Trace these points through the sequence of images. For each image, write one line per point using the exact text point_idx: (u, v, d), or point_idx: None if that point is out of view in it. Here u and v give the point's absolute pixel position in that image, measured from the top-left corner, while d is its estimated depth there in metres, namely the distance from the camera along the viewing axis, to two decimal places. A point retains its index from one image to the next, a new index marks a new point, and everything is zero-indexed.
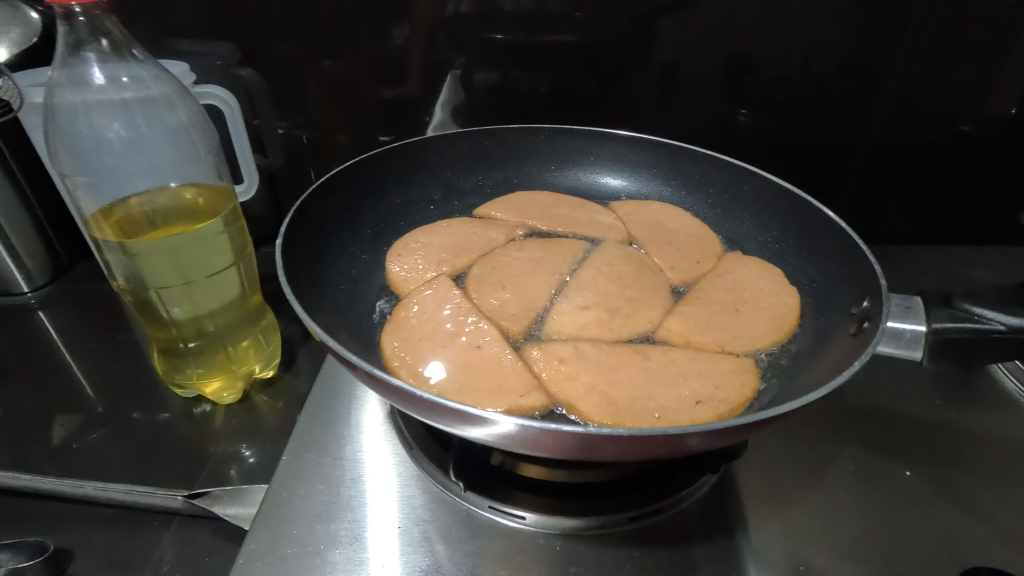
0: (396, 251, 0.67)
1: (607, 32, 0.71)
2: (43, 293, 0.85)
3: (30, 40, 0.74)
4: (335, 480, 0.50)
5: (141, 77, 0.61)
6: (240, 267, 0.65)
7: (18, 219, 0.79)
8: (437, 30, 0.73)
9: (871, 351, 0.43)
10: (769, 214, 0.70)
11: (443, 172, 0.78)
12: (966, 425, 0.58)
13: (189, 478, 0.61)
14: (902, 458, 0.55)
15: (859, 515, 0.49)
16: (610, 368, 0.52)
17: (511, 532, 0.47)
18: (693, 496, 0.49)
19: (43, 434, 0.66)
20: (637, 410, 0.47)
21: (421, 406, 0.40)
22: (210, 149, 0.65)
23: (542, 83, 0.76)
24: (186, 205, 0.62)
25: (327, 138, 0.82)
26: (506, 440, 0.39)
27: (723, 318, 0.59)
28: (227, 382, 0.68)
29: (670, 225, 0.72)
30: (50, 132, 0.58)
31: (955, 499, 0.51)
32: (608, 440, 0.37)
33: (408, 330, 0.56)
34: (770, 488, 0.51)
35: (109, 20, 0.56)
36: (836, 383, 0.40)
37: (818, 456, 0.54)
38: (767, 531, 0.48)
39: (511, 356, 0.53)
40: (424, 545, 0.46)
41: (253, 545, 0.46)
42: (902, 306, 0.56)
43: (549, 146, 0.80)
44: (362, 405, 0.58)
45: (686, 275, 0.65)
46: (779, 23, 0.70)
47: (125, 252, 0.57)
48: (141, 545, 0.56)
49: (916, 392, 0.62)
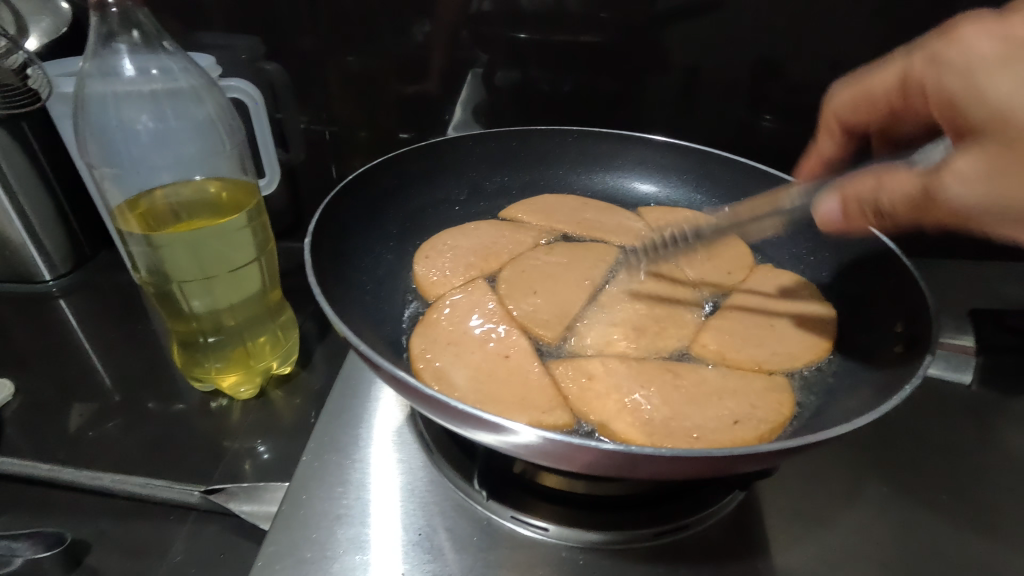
0: (424, 253, 0.66)
1: (633, 32, 0.70)
2: (65, 282, 0.86)
3: (59, 30, 0.74)
4: (354, 484, 0.50)
5: (170, 69, 0.60)
6: (262, 262, 0.65)
7: (42, 207, 0.79)
8: (460, 27, 0.72)
9: (921, 375, 0.42)
10: (803, 224, 0.69)
11: (468, 172, 0.77)
12: (999, 449, 0.57)
13: (204, 474, 0.60)
14: (936, 483, 0.53)
15: (890, 540, 0.48)
16: (641, 386, 0.51)
17: (534, 544, 0.46)
18: (720, 513, 0.48)
19: (59, 423, 0.66)
20: (672, 430, 0.46)
21: (450, 415, 0.39)
22: (236, 143, 0.64)
23: (566, 84, 0.75)
24: (210, 198, 0.61)
25: (348, 134, 0.81)
26: (533, 452, 0.38)
27: (760, 334, 0.57)
28: (245, 377, 0.67)
29: None
30: (79, 122, 0.58)
31: (990, 525, 0.50)
32: (648, 460, 0.35)
33: (437, 332, 0.55)
34: (798, 508, 0.50)
35: (141, 12, 0.55)
36: (885, 408, 0.39)
37: (848, 477, 0.53)
38: (794, 553, 0.46)
39: (539, 370, 0.52)
40: (444, 553, 0.45)
41: (271, 547, 0.45)
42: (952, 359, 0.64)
43: (577, 149, 0.80)
44: (381, 407, 0.57)
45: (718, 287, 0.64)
46: (812, 27, 0.68)
47: (149, 244, 0.57)
48: (157, 540, 0.56)
49: (949, 412, 0.60)
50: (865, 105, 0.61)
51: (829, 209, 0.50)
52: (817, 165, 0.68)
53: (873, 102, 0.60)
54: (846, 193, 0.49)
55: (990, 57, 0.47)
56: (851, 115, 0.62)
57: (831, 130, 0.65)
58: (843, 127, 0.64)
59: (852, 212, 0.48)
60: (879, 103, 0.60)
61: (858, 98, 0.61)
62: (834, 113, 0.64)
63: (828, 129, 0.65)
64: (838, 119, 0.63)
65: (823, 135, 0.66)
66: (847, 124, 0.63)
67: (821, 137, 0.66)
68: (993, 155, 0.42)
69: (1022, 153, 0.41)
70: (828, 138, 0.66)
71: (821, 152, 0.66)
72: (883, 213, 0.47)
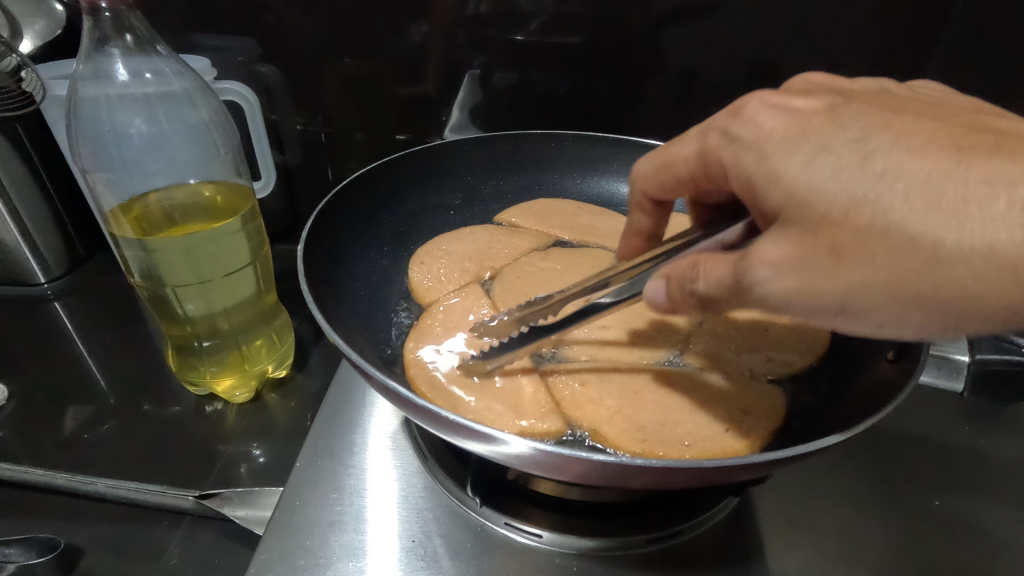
0: (419, 258, 0.66)
1: (630, 34, 0.70)
2: (59, 285, 0.85)
3: (54, 32, 0.74)
4: (348, 490, 0.50)
5: (163, 72, 0.60)
6: (256, 267, 0.65)
7: (37, 210, 0.79)
8: (457, 29, 0.72)
9: (913, 384, 0.42)
10: None
11: (464, 176, 0.77)
12: (992, 454, 0.57)
13: (199, 478, 0.60)
14: (929, 487, 0.53)
15: (885, 546, 0.48)
16: (635, 393, 0.50)
17: (528, 550, 0.46)
18: (713, 519, 0.48)
19: (53, 426, 0.65)
20: (665, 436, 0.46)
21: (442, 425, 0.38)
22: (230, 147, 0.64)
23: (562, 86, 0.75)
24: (204, 202, 0.61)
25: (345, 137, 0.81)
26: (526, 462, 0.38)
27: (753, 340, 0.57)
28: (240, 381, 0.67)
29: None
30: (72, 126, 0.58)
31: (983, 530, 0.50)
32: (639, 470, 0.35)
33: (433, 335, 0.56)
34: (793, 514, 0.50)
35: (134, 15, 0.55)
36: (878, 417, 0.39)
37: (843, 483, 0.53)
38: (788, 559, 0.46)
39: (533, 374, 0.52)
40: (438, 561, 0.45)
41: (264, 555, 0.45)
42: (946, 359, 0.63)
43: (571, 153, 0.80)
44: (376, 413, 0.57)
45: None
46: (809, 29, 0.68)
47: (143, 249, 0.57)
48: (152, 545, 0.56)
49: (943, 415, 0.60)
50: (671, 184, 0.50)
51: (658, 294, 0.43)
52: (631, 241, 0.57)
53: (683, 171, 0.49)
54: (671, 272, 0.42)
55: (776, 133, 0.40)
56: (658, 191, 0.52)
57: (643, 206, 0.54)
58: (653, 200, 0.53)
59: (676, 290, 0.41)
60: (682, 179, 0.49)
61: (661, 175, 0.51)
62: (641, 190, 0.53)
63: (637, 205, 0.54)
64: (647, 194, 0.53)
65: (638, 209, 0.55)
66: (655, 198, 0.53)
67: (633, 211, 0.55)
68: (795, 243, 0.36)
69: (828, 242, 0.34)
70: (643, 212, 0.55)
71: (636, 223, 0.56)
72: (701, 298, 0.40)
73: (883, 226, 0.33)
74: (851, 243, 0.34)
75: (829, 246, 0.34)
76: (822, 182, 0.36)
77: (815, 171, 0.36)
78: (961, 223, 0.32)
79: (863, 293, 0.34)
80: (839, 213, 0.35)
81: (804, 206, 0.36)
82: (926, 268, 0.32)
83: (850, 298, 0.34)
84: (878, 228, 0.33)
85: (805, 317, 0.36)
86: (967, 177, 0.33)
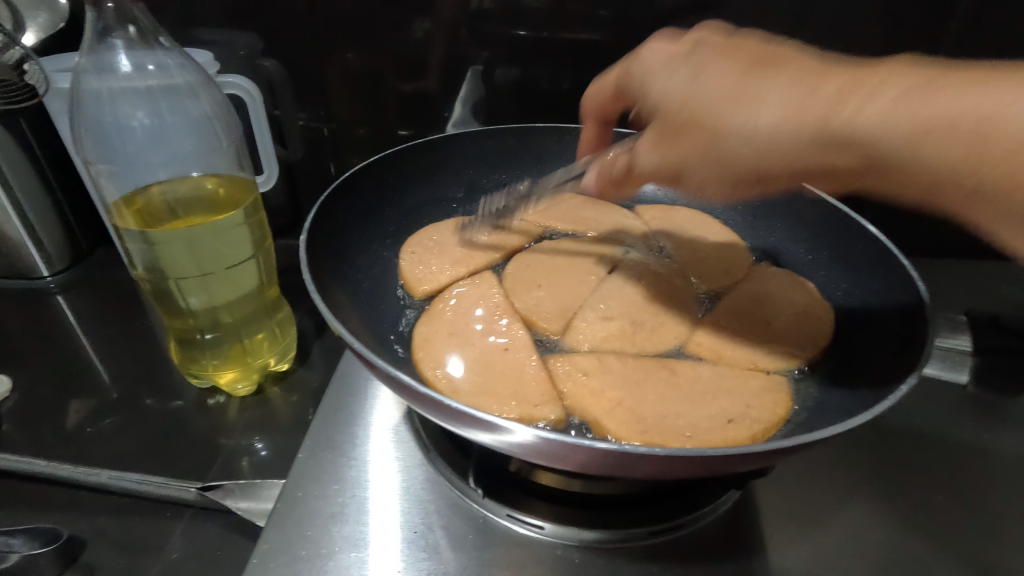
0: (410, 248, 0.66)
1: (632, 30, 0.70)
2: (62, 278, 0.85)
3: (57, 26, 0.74)
4: (349, 481, 0.50)
5: (166, 65, 0.60)
6: (259, 260, 0.65)
7: (40, 204, 0.79)
8: (459, 24, 0.71)
9: (917, 374, 0.42)
10: (801, 222, 0.69)
11: (466, 170, 0.76)
12: (997, 450, 0.56)
13: (201, 471, 0.60)
14: (932, 483, 0.53)
15: (888, 541, 0.48)
16: (638, 384, 0.51)
17: (529, 542, 0.46)
18: (715, 512, 0.48)
19: (57, 418, 0.66)
20: (667, 427, 0.46)
21: (444, 413, 0.39)
22: (232, 140, 0.64)
23: (565, 82, 0.75)
24: (206, 194, 0.61)
25: (347, 131, 0.81)
26: (527, 451, 0.38)
27: (756, 332, 0.57)
28: (242, 374, 0.67)
29: (696, 232, 0.71)
30: (74, 118, 0.58)
31: (987, 527, 0.50)
32: (641, 459, 0.35)
33: (442, 321, 0.56)
34: (795, 508, 0.50)
35: (137, 7, 0.55)
36: (881, 408, 0.39)
37: (845, 478, 0.52)
38: (789, 553, 0.46)
39: (535, 364, 0.52)
40: (440, 552, 0.45)
41: (266, 545, 0.45)
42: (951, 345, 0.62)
43: (571, 147, 0.79)
44: (377, 405, 0.57)
45: (715, 284, 0.64)
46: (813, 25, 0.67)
47: (145, 241, 0.57)
48: (154, 537, 0.56)
49: (948, 413, 0.60)
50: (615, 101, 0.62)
51: (592, 179, 0.57)
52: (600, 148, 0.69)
53: (611, 92, 0.61)
54: (601, 169, 0.56)
55: (665, 58, 0.53)
56: (598, 101, 0.63)
57: (595, 127, 0.66)
58: (602, 116, 0.64)
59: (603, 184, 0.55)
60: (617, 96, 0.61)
61: (599, 95, 0.62)
62: (596, 111, 0.64)
63: (593, 120, 0.65)
64: (602, 114, 0.64)
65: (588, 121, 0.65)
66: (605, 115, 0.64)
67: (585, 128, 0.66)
68: (654, 138, 0.51)
69: (670, 126, 0.49)
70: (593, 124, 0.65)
71: (586, 137, 0.67)
72: (623, 176, 0.54)
73: (696, 121, 0.48)
74: (687, 123, 0.48)
75: (673, 129, 0.49)
76: (678, 88, 0.49)
77: (670, 80, 0.51)
78: (744, 110, 0.46)
79: (692, 162, 0.49)
80: (674, 108, 0.49)
81: (664, 105, 0.50)
82: (717, 138, 0.47)
83: (683, 168, 0.50)
84: (692, 120, 0.48)
85: (669, 180, 0.52)
86: (747, 84, 0.46)
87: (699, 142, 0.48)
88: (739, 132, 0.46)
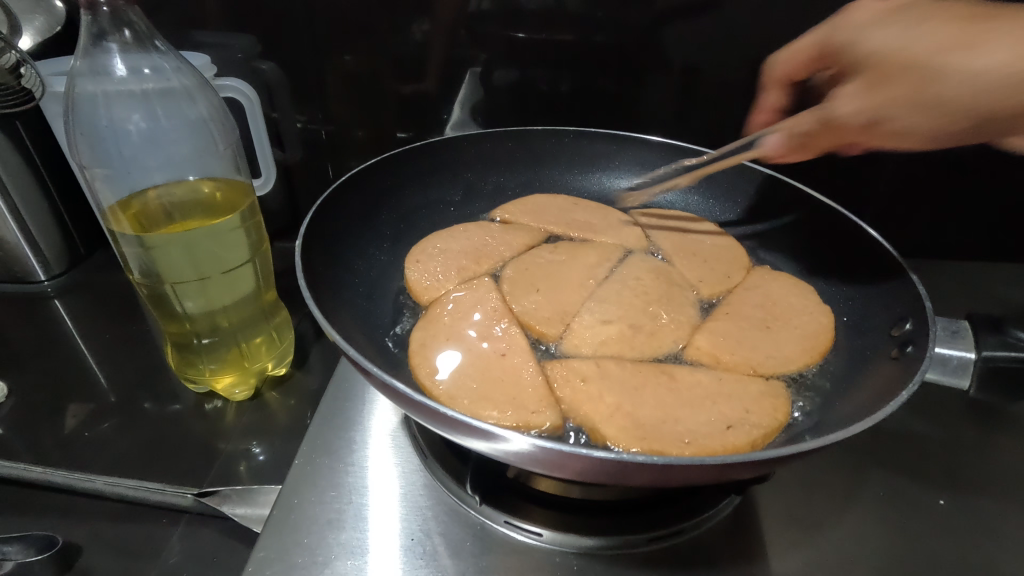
0: (414, 256, 0.65)
1: (632, 31, 0.69)
2: (60, 282, 0.85)
3: (53, 29, 0.73)
4: (346, 488, 0.49)
5: (162, 68, 0.60)
6: (256, 264, 0.64)
7: (37, 207, 0.78)
8: (458, 26, 0.71)
9: (919, 379, 0.42)
10: (801, 225, 0.69)
11: (463, 172, 0.76)
12: (998, 454, 0.56)
13: (199, 476, 0.60)
14: (934, 486, 0.52)
15: (890, 546, 0.47)
16: (636, 389, 0.50)
17: (528, 550, 0.46)
18: (715, 518, 0.47)
19: (54, 423, 0.65)
20: (665, 433, 0.46)
21: (441, 421, 0.38)
22: (229, 143, 0.63)
23: (565, 84, 0.75)
24: (203, 198, 0.61)
25: (345, 134, 0.81)
26: (526, 459, 0.38)
27: (756, 336, 0.57)
28: (239, 378, 0.67)
29: (693, 233, 0.71)
30: (70, 122, 0.58)
31: (990, 532, 0.49)
32: (640, 467, 0.35)
33: (438, 327, 0.56)
34: (796, 512, 0.49)
35: (133, 11, 0.54)
36: (882, 414, 0.38)
37: (846, 482, 0.52)
38: (790, 559, 0.46)
39: (532, 370, 0.52)
40: (437, 560, 0.45)
41: (262, 552, 0.45)
42: (949, 330, 0.54)
43: (572, 149, 0.79)
44: (375, 411, 0.57)
45: (716, 288, 0.63)
46: (812, 26, 0.67)
47: (141, 246, 0.56)
48: (150, 543, 0.55)
49: (948, 416, 0.59)
50: (802, 60, 0.66)
51: (773, 142, 0.63)
52: (767, 116, 0.72)
53: (811, 55, 0.66)
54: (791, 126, 0.62)
55: (873, 19, 0.62)
56: (794, 69, 0.67)
57: (783, 85, 0.69)
58: (789, 80, 0.69)
59: (794, 139, 0.62)
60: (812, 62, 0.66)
61: (796, 57, 0.67)
62: (784, 74, 0.68)
63: (777, 83, 0.69)
64: (789, 76, 0.68)
65: (772, 90, 0.70)
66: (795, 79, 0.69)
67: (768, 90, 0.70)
68: (874, 95, 0.59)
69: (893, 76, 0.60)
70: (778, 91, 0.70)
71: (771, 104, 0.71)
72: (806, 140, 0.62)
73: (929, 69, 0.57)
74: (893, 75, 0.60)
75: (882, 77, 0.60)
76: (884, 45, 0.60)
77: (892, 34, 0.60)
78: (961, 53, 0.56)
79: (889, 106, 0.59)
80: (900, 55, 0.59)
81: (866, 59, 0.61)
82: (927, 80, 0.58)
83: (885, 111, 0.59)
84: (911, 66, 0.58)
85: (858, 129, 0.60)
86: (962, 33, 0.57)
87: (914, 85, 0.58)
88: (953, 75, 0.57)
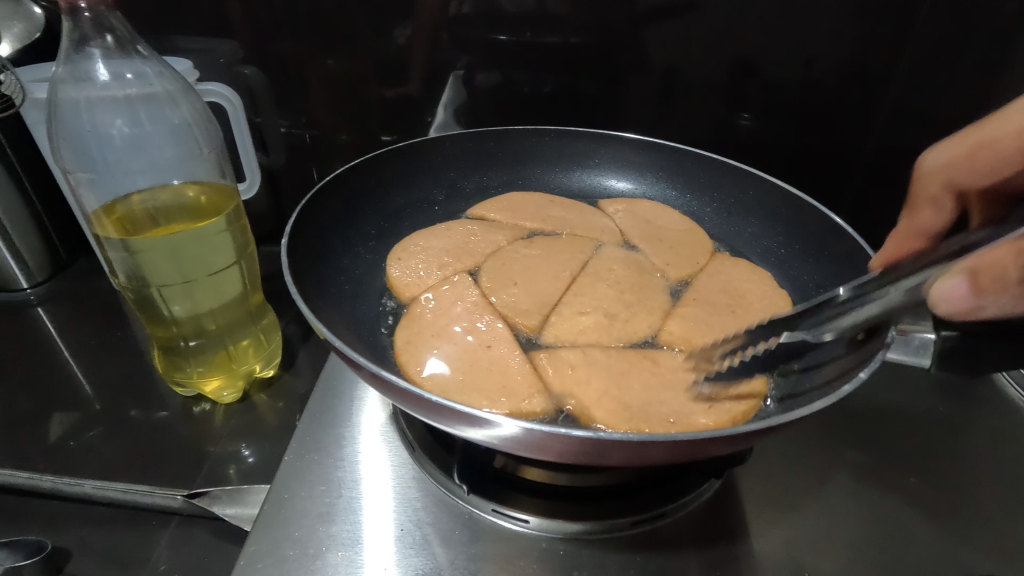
0: (396, 254, 0.66)
1: (610, 33, 0.71)
2: (42, 290, 0.85)
3: (33, 35, 0.73)
4: (336, 482, 0.50)
5: (144, 73, 0.60)
6: (242, 265, 0.65)
7: (18, 215, 0.78)
8: (439, 29, 0.72)
9: (882, 356, 0.44)
10: (773, 217, 0.72)
11: (446, 173, 0.77)
12: (967, 433, 0.58)
13: (187, 478, 0.60)
14: (905, 465, 0.54)
15: (862, 523, 0.49)
16: (622, 374, 0.52)
17: (514, 536, 0.47)
18: (696, 500, 0.49)
19: (39, 431, 0.65)
20: (651, 415, 0.48)
21: (426, 407, 0.39)
22: (213, 147, 0.64)
23: (546, 85, 0.76)
24: (188, 202, 0.61)
25: (329, 137, 0.82)
26: (510, 443, 0.39)
27: (720, 319, 0.60)
28: (227, 381, 0.67)
29: (660, 222, 0.73)
30: (52, 127, 0.58)
31: (958, 508, 0.51)
32: (617, 446, 0.36)
33: (422, 324, 0.57)
34: (774, 494, 0.51)
35: (114, 16, 0.55)
36: (846, 390, 0.40)
37: (821, 465, 0.54)
38: (768, 538, 0.47)
39: (519, 359, 0.53)
40: (425, 548, 0.46)
41: (253, 547, 0.46)
42: None
43: (553, 149, 0.81)
44: (363, 406, 0.57)
45: (683, 271, 0.67)
46: (782, 28, 0.69)
47: (126, 248, 0.57)
48: (140, 546, 0.55)
49: (919, 397, 0.62)
50: (975, 156, 0.52)
51: (954, 292, 0.37)
52: (908, 237, 0.57)
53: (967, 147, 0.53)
54: (977, 265, 0.36)
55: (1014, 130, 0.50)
56: (960, 175, 0.53)
57: (939, 201, 0.55)
58: (949, 192, 0.54)
59: (988, 285, 0.36)
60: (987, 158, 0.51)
61: (966, 155, 0.53)
62: (945, 177, 0.54)
63: (932, 198, 0.55)
64: (948, 181, 0.54)
65: (926, 205, 0.56)
66: (960, 190, 0.54)
67: (924, 206, 0.56)
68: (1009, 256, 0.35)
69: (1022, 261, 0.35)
70: (929, 207, 0.56)
71: (920, 222, 0.56)
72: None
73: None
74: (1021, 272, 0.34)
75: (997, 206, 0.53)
76: None
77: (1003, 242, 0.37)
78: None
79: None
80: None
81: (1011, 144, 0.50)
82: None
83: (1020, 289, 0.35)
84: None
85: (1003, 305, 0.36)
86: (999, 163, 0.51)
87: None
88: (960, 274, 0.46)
